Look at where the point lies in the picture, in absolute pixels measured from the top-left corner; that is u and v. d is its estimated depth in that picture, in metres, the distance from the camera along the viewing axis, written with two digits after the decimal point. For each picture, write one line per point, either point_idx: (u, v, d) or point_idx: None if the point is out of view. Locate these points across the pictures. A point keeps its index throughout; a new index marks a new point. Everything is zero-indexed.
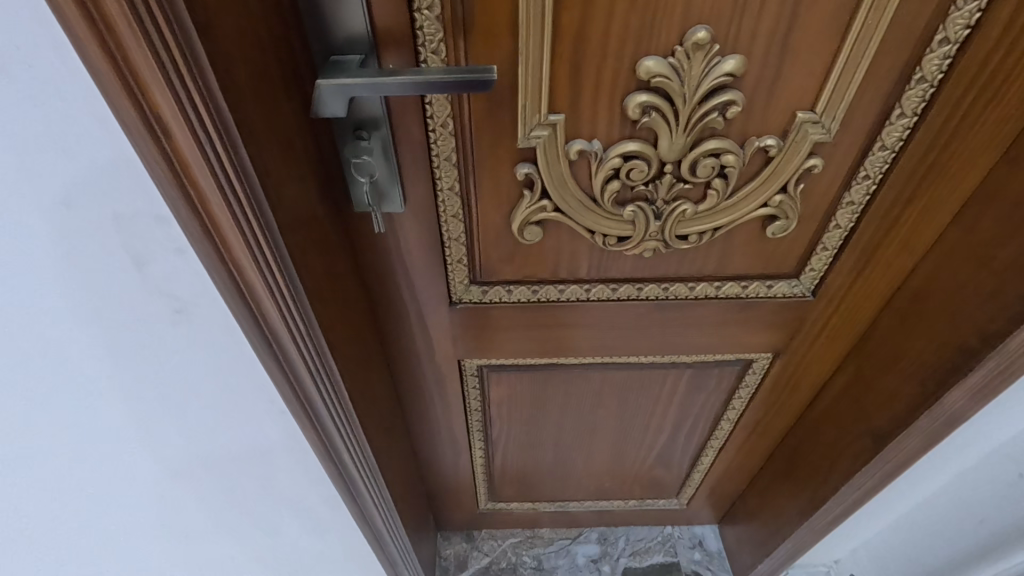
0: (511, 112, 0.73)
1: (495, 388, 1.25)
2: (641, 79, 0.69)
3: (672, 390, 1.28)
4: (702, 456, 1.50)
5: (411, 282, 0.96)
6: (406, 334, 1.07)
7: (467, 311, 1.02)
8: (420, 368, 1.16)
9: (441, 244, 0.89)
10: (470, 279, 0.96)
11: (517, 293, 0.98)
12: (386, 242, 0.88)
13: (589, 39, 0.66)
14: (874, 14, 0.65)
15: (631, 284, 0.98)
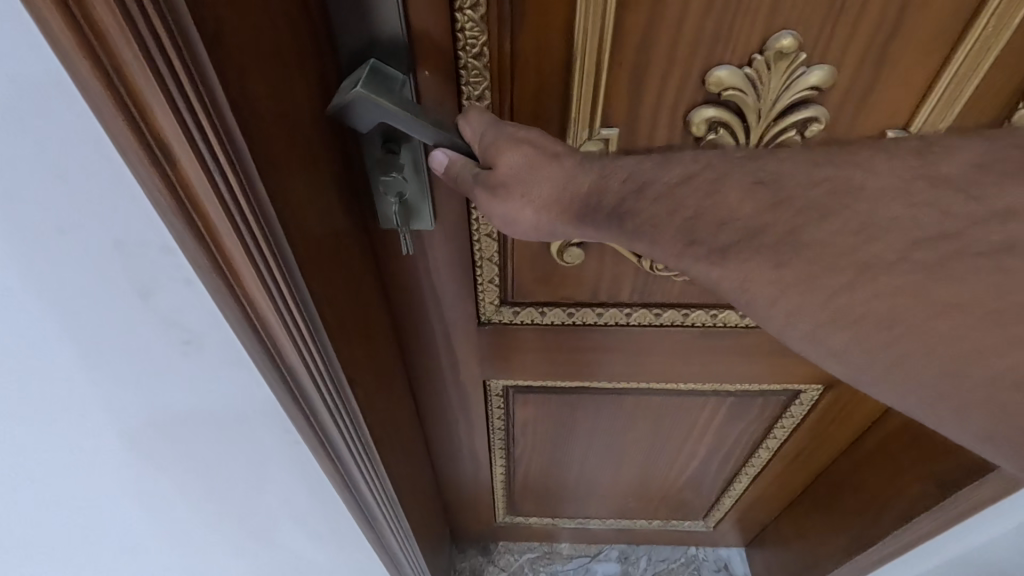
0: (558, 124, 0.64)
1: (521, 408, 1.18)
2: (711, 92, 0.60)
3: (711, 416, 1.20)
4: (735, 483, 1.42)
5: (438, 301, 0.89)
6: (430, 352, 1.01)
7: (496, 331, 0.95)
8: (443, 386, 1.10)
9: (471, 263, 0.81)
10: (501, 300, 0.88)
11: (550, 316, 0.91)
12: (412, 259, 0.81)
13: (654, 45, 0.57)
14: (998, 21, 0.55)
15: (676, 309, 0.89)
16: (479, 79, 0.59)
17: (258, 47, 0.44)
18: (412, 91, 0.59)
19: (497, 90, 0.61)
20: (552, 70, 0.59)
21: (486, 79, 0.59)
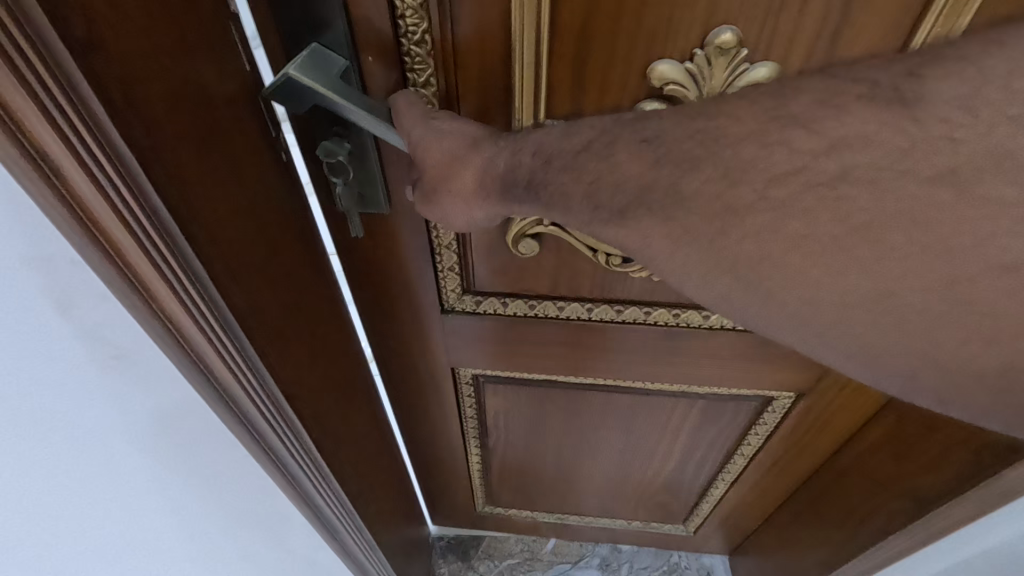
0: (502, 116, 0.61)
1: (493, 399, 1.18)
2: (653, 85, 0.57)
3: (681, 418, 1.18)
4: (711, 488, 1.40)
5: (400, 286, 0.87)
6: (399, 339, 0.99)
7: (460, 320, 0.93)
8: (414, 374, 1.09)
9: (428, 249, 0.80)
10: (462, 287, 0.87)
11: (513, 305, 0.89)
12: (371, 242, 0.80)
13: (594, 31, 0.54)
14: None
15: (636, 308, 0.88)
16: (423, 67, 0.56)
17: (145, 19, 0.39)
18: (358, 75, 0.57)
19: (443, 79, 0.58)
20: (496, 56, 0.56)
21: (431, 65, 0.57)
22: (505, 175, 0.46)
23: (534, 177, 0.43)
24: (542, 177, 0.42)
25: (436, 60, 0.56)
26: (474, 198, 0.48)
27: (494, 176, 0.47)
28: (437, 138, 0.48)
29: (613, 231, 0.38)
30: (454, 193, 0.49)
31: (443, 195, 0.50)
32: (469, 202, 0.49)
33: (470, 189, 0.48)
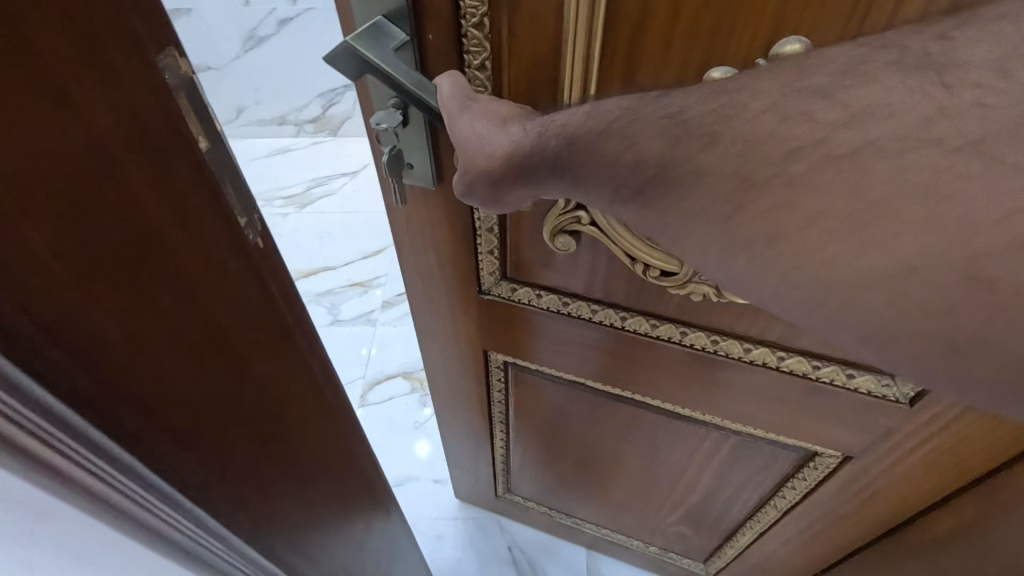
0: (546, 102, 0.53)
1: (520, 388, 1.04)
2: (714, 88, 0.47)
3: (714, 451, 1.00)
4: (737, 532, 1.17)
5: (443, 265, 0.81)
6: (437, 316, 0.92)
7: (497, 306, 0.85)
8: (447, 355, 1.00)
9: (470, 230, 0.74)
10: (502, 273, 0.80)
11: (546, 300, 0.80)
12: (416, 213, 0.74)
13: (644, 48, 0.45)
14: None
15: (673, 327, 0.75)
16: (479, 50, 0.49)
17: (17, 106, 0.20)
18: (417, 53, 0.51)
19: (499, 66, 0.50)
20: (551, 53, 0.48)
21: (488, 50, 0.50)
22: (528, 157, 0.41)
23: (561, 160, 0.38)
24: (566, 158, 0.38)
25: (493, 41, 0.49)
26: (500, 183, 0.45)
27: (519, 160, 0.42)
28: (466, 122, 0.45)
29: (632, 209, 0.35)
30: (485, 177, 0.45)
31: (472, 179, 0.46)
32: (495, 188, 0.46)
33: (497, 172, 0.44)
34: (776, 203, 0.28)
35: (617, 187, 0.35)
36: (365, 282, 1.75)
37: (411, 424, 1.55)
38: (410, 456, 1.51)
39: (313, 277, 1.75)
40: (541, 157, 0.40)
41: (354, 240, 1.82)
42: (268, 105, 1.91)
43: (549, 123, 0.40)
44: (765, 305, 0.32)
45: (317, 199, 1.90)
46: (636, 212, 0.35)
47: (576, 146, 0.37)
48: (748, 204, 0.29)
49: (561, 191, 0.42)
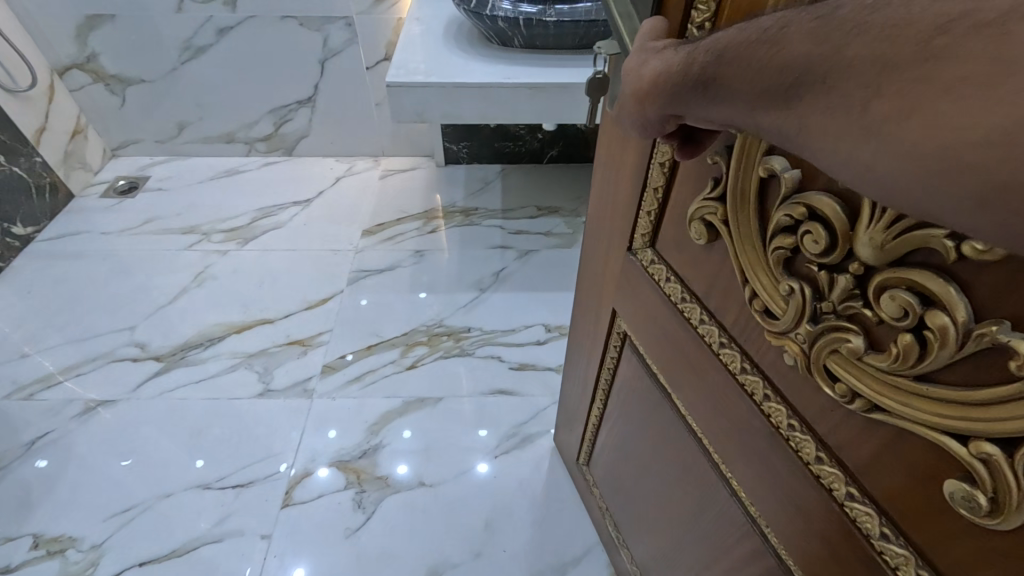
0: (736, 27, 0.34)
1: (627, 364, 0.67)
2: None
3: (732, 553, 0.54)
4: None
5: (615, 193, 0.56)
6: (600, 240, 0.64)
7: (638, 282, 0.56)
8: (589, 308, 0.73)
9: (639, 180, 0.50)
10: (654, 238, 0.52)
11: (670, 289, 0.50)
12: (611, 146, 0.55)
13: None
14: None
15: (760, 382, 0.41)
16: (706, 11, 0.36)
17: None
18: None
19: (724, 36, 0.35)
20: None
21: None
22: (671, 85, 0.31)
23: (706, 76, 0.28)
24: (714, 73, 0.27)
25: None
26: (644, 120, 0.35)
27: (657, 83, 0.32)
28: (637, 48, 0.37)
29: (768, 120, 0.24)
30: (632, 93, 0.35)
31: (625, 110, 0.37)
32: (642, 119, 0.35)
33: (639, 97, 0.34)
34: (915, 81, 0.18)
35: (761, 94, 0.24)
36: (305, 340, 1.25)
37: (338, 531, 0.96)
38: (365, 516, 0.98)
39: (233, 340, 1.24)
40: (681, 77, 0.30)
41: (297, 285, 1.38)
42: (213, 121, 1.69)
43: (702, 43, 0.29)
44: (890, 197, 0.21)
45: (261, 233, 1.52)
46: (775, 123, 0.24)
47: (723, 54, 0.26)
48: (892, 85, 0.19)
49: (711, 122, 0.30)
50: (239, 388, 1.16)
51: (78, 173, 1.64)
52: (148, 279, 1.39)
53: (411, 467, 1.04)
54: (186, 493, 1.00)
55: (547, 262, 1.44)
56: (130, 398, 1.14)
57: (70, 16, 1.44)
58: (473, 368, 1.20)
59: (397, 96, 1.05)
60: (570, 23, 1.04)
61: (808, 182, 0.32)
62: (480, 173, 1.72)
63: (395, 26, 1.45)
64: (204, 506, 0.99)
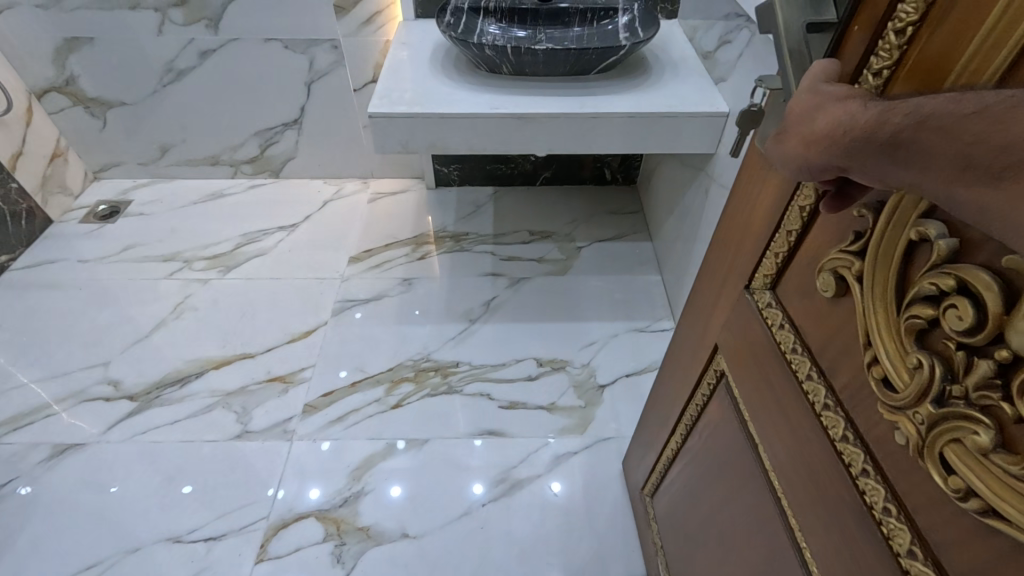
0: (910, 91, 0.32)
1: (718, 403, 0.62)
2: None
3: None
4: None
5: (745, 227, 0.53)
6: (716, 271, 0.60)
7: (749, 322, 0.52)
8: (689, 338, 0.69)
9: (774, 218, 0.47)
10: (777, 280, 0.48)
11: (781, 337, 0.47)
12: (751, 178, 0.51)
13: None
14: None
15: (860, 455, 0.38)
16: (888, 57, 0.33)
17: None
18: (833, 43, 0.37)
19: (896, 90, 0.33)
20: (984, 48, 0.27)
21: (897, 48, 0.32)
22: (847, 138, 0.28)
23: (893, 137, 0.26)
24: (903, 134, 0.25)
25: (916, 23, 0.31)
26: (801, 166, 0.33)
27: (830, 132, 0.30)
28: (807, 87, 0.34)
29: (972, 196, 0.23)
30: (799, 135, 0.32)
31: (780, 150, 0.34)
32: (800, 159, 0.33)
33: (807, 140, 0.32)
34: None
35: (965, 167, 0.23)
36: (287, 377, 1.20)
37: None
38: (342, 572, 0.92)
39: (210, 377, 1.19)
40: (861, 131, 0.28)
41: (279, 316, 1.33)
42: (196, 144, 1.64)
43: (898, 103, 0.27)
44: None
45: (244, 260, 1.47)
46: (978, 200, 0.23)
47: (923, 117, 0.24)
48: None
49: (883, 183, 0.28)
50: (214, 429, 1.10)
51: (57, 197, 1.59)
52: (126, 310, 1.33)
53: (404, 488, 1.02)
54: (155, 546, 0.95)
55: (541, 290, 1.40)
56: (100, 441, 1.08)
57: (47, 39, 1.40)
58: (461, 406, 1.15)
59: (379, 127, 1.01)
60: (560, 51, 1.00)
61: (965, 252, 0.29)
62: (472, 196, 1.68)
63: (382, 48, 1.41)
64: (173, 562, 0.93)
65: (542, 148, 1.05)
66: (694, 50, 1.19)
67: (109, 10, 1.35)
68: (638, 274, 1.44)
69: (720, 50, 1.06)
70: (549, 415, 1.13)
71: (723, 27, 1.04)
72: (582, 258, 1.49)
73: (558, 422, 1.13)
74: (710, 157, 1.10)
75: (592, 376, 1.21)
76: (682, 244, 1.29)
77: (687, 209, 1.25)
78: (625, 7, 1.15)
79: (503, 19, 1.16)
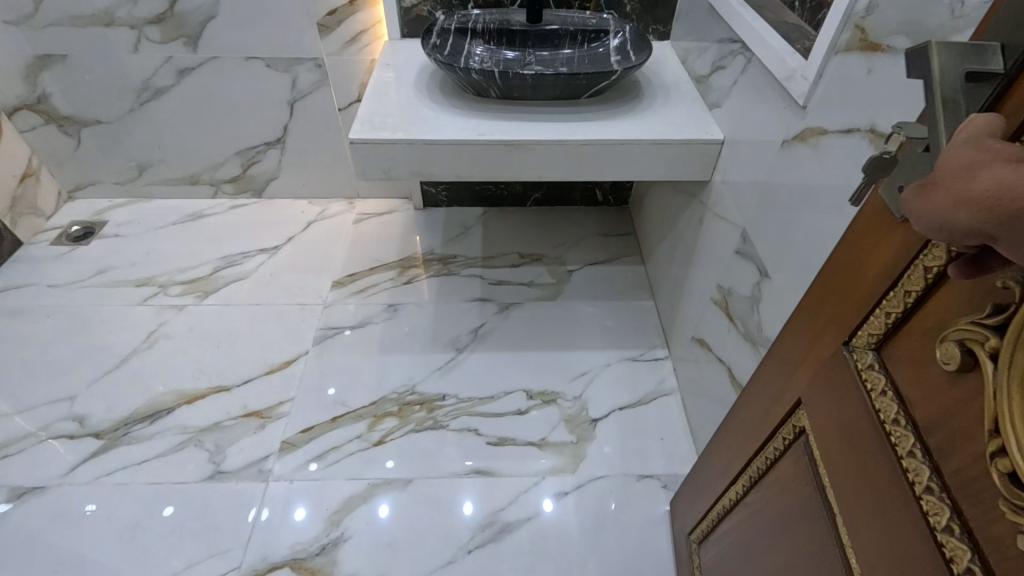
0: None
1: (791, 462, 0.56)
2: None
3: None
4: None
5: (847, 277, 0.47)
6: (805, 318, 0.53)
7: (841, 383, 0.46)
8: (763, 386, 0.63)
9: (890, 276, 0.41)
10: (885, 341, 0.42)
11: (881, 405, 0.41)
12: (857, 225, 0.45)
13: None
14: None
15: (965, 550, 0.33)
16: None
17: None
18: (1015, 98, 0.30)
19: None
20: None
21: None
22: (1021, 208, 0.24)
23: None
24: None
25: None
26: (944, 227, 0.28)
27: (997, 197, 0.25)
28: (965, 136, 0.28)
29: None
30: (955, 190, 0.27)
31: (918, 201, 0.29)
32: (946, 218, 0.27)
33: (962, 200, 0.26)
34: None
35: None
36: (264, 412, 1.14)
37: None
38: None
39: (182, 412, 1.13)
40: None
41: (257, 345, 1.27)
42: (175, 162, 1.59)
43: None
44: None
45: (222, 285, 1.41)
46: None
47: None
48: None
49: None
50: (184, 469, 1.04)
51: (27, 218, 1.53)
52: (95, 339, 1.27)
53: (394, 530, 0.98)
54: None
55: (531, 317, 1.36)
56: (61, 484, 1.02)
57: (17, 55, 1.35)
58: (446, 444, 1.09)
59: (361, 153, 0.97)
60: (549, 75, 0.97)
61: None
62: (460, 217, 1.64)
63: (367, 67, 1.37)
64: None
65: (531, 175, 1.01)
66: (687, 74, 1.16)
67: (81, 27, 1.30)
68: (630, 299, 1.41)
69: (713, 76, 1.03)
70: (539, 451, 1.09)
71: (717, 52, 1.01)
72: (573, 282, 1.45)
73: (548, 460, 1.08)
74: (705, 184, 1.07)
75: (584, 410, 1.16)
76: (676, 270, 1.25)
77: (681, 235, 1.22)
78: (617, 29, 1.12)
79: (491, 40, 1.13)
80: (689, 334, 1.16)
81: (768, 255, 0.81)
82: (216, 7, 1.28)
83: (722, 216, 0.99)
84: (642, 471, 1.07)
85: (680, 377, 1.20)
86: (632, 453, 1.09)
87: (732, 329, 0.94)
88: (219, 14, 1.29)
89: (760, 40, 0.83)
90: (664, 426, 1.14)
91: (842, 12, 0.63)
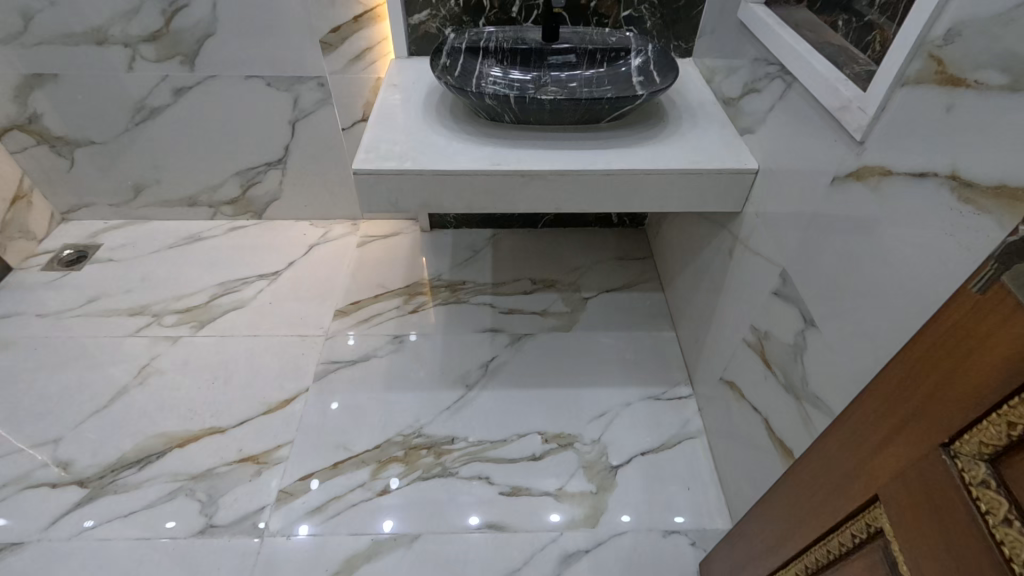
0: None
1: (863, 566, 0.48)
2: None
3: None
4: None
5: (946, 367, 0.39)
6: (885, 401, 0.45)
7: (943, 495, 0.39)
8: (824, 466, 0.55)
9: (1014, 379, 0.33)
10: (1001, 454, 0.35)
11: (1005, 537, 0.34)
12: (961, 308, 0.37)
13: None
14: None
15: None
16: None
17: None
18: None
19: None
20: None
21: None
22: None
23: None
24: None
25: None
26: None
27: None
28: None
29: None
30: None
31: None
32: None
33: None
34: None
35: None
36: (260, 457, 1.06)
37: None
38: None
39: (173, 457, 1.06)
40: None
41: (254, 381, 1.20)
42: (173, 184, 1.52)
43: None
44: None
45: (219, 315, 1.34)
46: None
47: None
48: None
49: None
50: (173, 523, 0.97)
51: (17, 242, 1.46)
52: (83, 375, 1.20)
53: None
54: None
55: (545, 350, 1.28)
56: (40, 540, 0.94)
57: (8, 75, 1.29)
58: (456, 494, 1.02)
59: (364, 184, 0.90)
60: (569, 100, 0.90)
61: None
62: (469, 239, 1.56)
63: (372, 85, 1.30)
64: None
65: (548, 207, 0.94)
66: (713, 94, 1.09)
67: (73, 46, 1.24)
68: (650, 330, 1.33)
69: (745, 99, 0.95)
70: (556, 503, 1.01)
71: (749, 73, 0.94)
72: (589, 311, 1.37)
73: (565, 513, 1.00)
74: (736, 215, 0.99)
75: (604, 456, 1.08)
76: (700, 302, 1.17)
77: (707, 266, 1.14)
78: (638, 48, 1.05)
79: (505, 59, 1.06)
80: (717, 374, 1.08)
81: (816, 302, 0.73)
82: (214, 25, 1.21)
83: (757, 251, 0.91)
84: (668, 526, 0.99)
85: (706, 419, 1.12)
86: (656, 505, 1.01)
87: (769, 377, 0.86)
88: (217, 32, 1.22)
89: (805, 64, 0.76)
90: (690, 474, 1.06)
91: (914, 38, 0.55)
